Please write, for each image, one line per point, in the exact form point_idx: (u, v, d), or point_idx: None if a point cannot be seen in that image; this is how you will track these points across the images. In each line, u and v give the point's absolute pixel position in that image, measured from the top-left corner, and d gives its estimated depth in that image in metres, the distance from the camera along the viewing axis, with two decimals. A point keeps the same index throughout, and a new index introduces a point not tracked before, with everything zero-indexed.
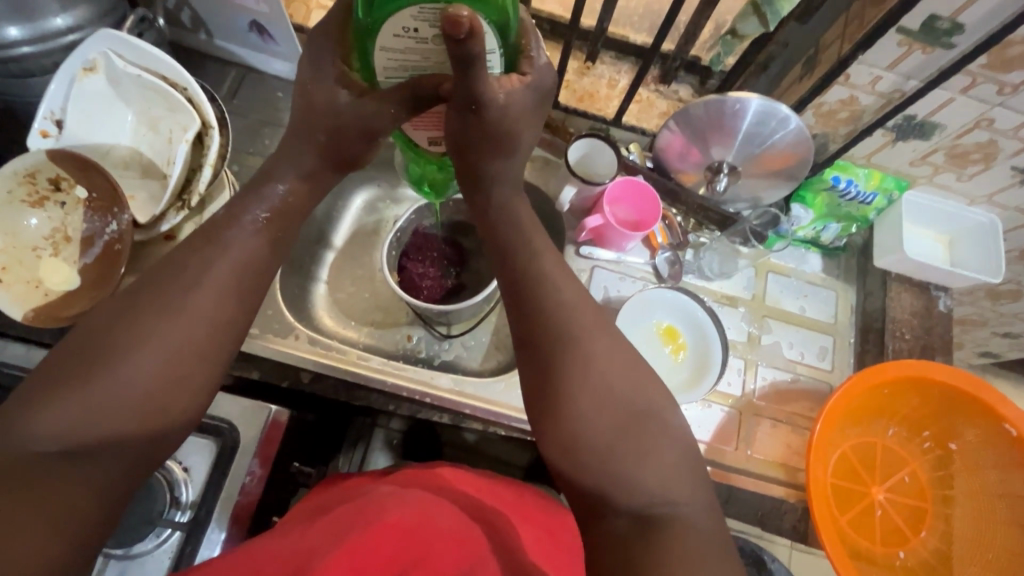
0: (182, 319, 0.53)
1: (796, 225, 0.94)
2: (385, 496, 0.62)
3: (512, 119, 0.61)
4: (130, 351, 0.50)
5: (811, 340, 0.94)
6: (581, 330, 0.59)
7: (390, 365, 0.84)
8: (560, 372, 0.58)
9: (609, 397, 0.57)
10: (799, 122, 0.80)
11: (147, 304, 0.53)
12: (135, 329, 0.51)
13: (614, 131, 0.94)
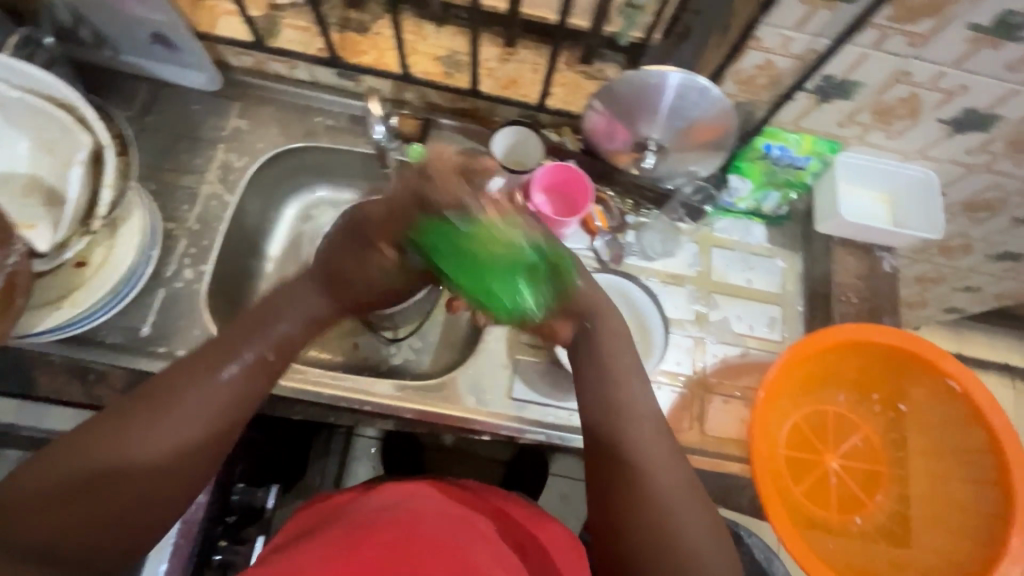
0: (193, 414, 0.55)
1: (735, 198, 0.93)
2: (367, 513, 0.58)
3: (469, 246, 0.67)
4: (132, 448, 0.53)
5: (760, 312, 0.93)
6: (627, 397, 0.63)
7: (327, 376, 0.81)
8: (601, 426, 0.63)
9: (644, 460, 0.59)
10: (717, 93, 0.77)
11: (162, 398, 0.55)
12: (141, 425, 0.53)
13: (541, 117, 0.92)
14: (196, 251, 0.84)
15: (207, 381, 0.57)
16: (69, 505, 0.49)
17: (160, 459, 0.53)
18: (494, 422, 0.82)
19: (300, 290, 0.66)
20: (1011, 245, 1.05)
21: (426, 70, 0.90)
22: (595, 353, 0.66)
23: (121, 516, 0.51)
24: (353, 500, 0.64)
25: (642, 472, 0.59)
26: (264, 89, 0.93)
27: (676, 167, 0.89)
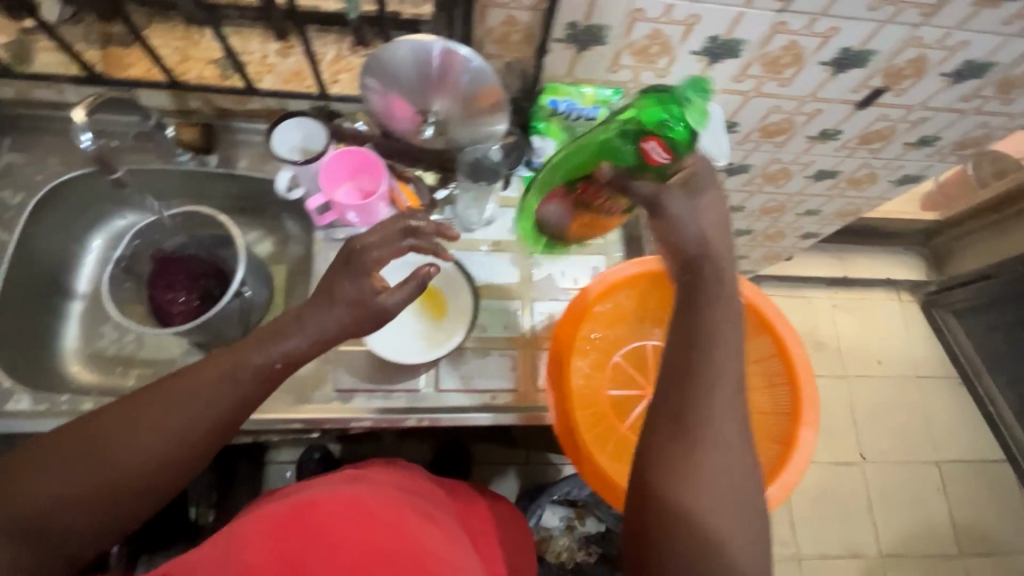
0: (186, 410, 0.58)
1: (544, 157, 0.94)
2: (320, 491, 0.60)
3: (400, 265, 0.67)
4: (148, 435, 0.57)
5: (584, 264, 0.95)
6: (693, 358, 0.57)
7: None
8: (667, 387, 0.58)
9: (695, 428, 0.54)
10: (475, 59, 0.76)
11: (163, 396, 0.58)
12: (143, 417, 0.57)
13: (334, 106, 0.91)
14: None
15: (216, 387, 0.59)
16: (72, 482, 0.54)
17: (158, 450, 0.57)
18: (320, 418, 0.81)
19: (314, 310, 0.63)
20: (820, 162, 1.13)
21: (201, 74, 0.87)
22: (701, 288, 0.63)
23: (113, 498, 0.56)
24: (307, 486, 0.66)
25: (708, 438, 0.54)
26: (37, 120, 0.89)
27: (468, 135, 0.89)
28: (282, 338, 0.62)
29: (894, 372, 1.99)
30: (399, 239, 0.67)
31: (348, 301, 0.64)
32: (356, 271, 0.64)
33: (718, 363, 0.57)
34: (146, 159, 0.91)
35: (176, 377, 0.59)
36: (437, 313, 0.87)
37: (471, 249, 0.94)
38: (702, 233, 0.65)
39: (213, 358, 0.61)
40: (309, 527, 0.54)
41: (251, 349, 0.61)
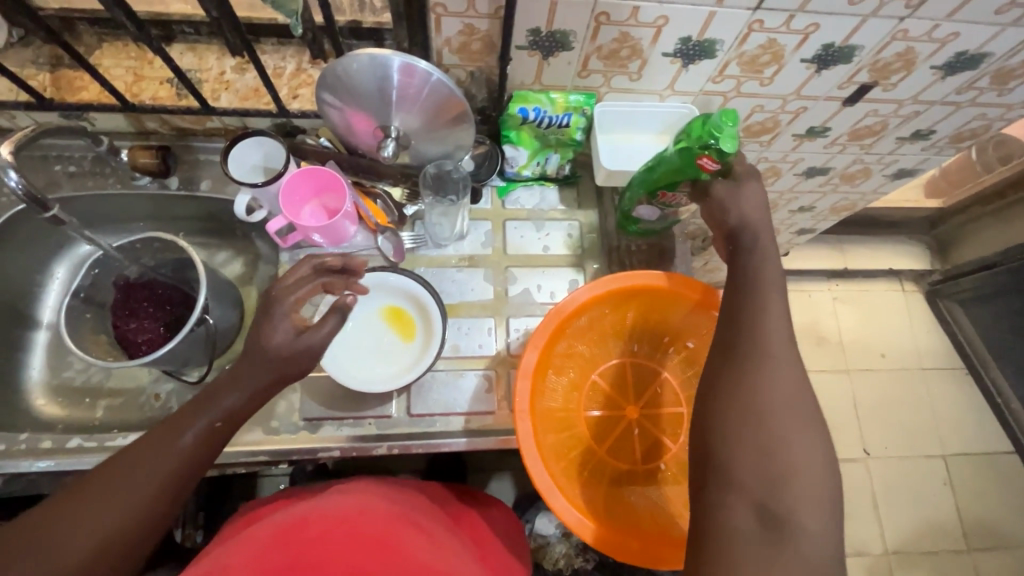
0: (143, 477, 0.54)
1: (517, 166, 0.92)
2: (309, 509, 0.62)
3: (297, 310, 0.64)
4: (105, 503, 0.52)
5: (561, 277, 0.91)
6: (758, 350, 0.56)
7: (91, 441, 0.75)
8: (727, 386, 0.55)
9: (773, 420, 0.52)
10: (434, 71, 0.71)
11: (121, 465, 0.55)
12: (100, 487, 0.53)
13: (295, 122, 0.88)
14: None
15: (154, 463, 0.55)
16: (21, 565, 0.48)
17: (116, 517, 0.52)
18: (289, 449, 0.78)
19: (244, 365, 0.61)
20: (810, 158, 1.08)
21: (156, 95, 0.84)
22: (744, 268, 0.64)
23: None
24: (309, 499, 0.70)
25: (782, 424, 0.52)
26: None
27: (436, 145, 0.86)
28: (228, 392, 0.60)
29: (897, 364, 1.94)
30: (309, 278, 0.66)
31: (273, 348, 0.61)
32: (281, 314, 0.63)
33: (770, 359, 0.56)
34: (104, 184, 0.88)
35: (131, 448, 0.56)
36: (409, 334, 0.83)
37: (443, 266, 0.90)
38: (742, 216, 0.67)
39: (169, 420, 0.58)
40: (299, 539, 0.57)
41: (187, 417, 0.58)
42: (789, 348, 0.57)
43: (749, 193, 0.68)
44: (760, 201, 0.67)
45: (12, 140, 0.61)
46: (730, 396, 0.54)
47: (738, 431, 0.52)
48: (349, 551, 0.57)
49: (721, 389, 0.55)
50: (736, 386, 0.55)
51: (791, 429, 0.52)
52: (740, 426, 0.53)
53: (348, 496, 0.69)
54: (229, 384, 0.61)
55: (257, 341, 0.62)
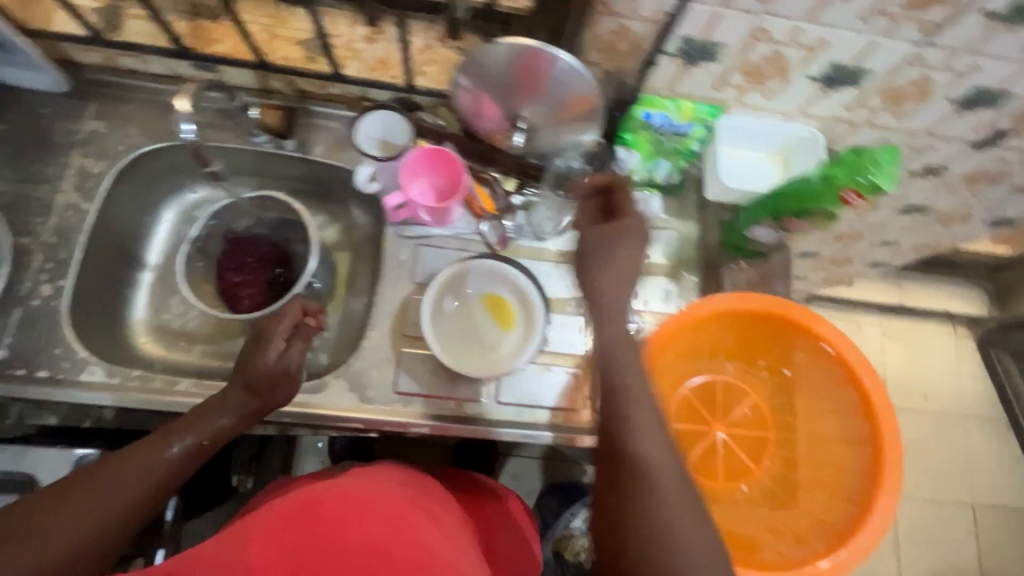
0: (126, 486, 0.56)
1: (626, 168, 0.89)
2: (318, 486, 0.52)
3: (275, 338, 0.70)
4: (83, 512, 0.53)
5: (656, 285, 0.89)
6: (672, 481, 0.52)
7: (197, 387, 0.77)
8: (625, 522, 0.50)
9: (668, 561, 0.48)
10: (575, 61, 0.70)
11: (89, 480, 0.55)
12: (74, 496, 0.53)
13: (417, 98, 0.88)
14: (53, 266, 0.80)
15: (138, 480, 0.57)
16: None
17: (90, 525, 0.52)
18: (381, 419, 0.80)
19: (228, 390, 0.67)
20: (913, 195, 1.06)
21: (287, 56, 0.84)
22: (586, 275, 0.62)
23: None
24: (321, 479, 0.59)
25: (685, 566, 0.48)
26: (121, 87, 0.88)
27: (557, 142, 0.85)
28: (215, 412, 0.65)
29: (938, 408, 1.91)
30: (293, 317, 0.72)
31: (247, 372, 0.67)
32: (270, 351, 0.68)
33: (690, 497, 0.52)
34: (224, 137, 0.89)
35: (103, 464, 0.56)
36: (506, 324, 0.83)
37: (541, 260, 0.90)
38: (599, 281, 0.62)
39: (146, 440, 0.60)
40: (310, 520, 0.47)
41: (172, 434, 0.62)
42: (657, 431, 0.54)
43: (621, 229, 0.63)
44: (627, 282, 0.61)
45: (182, 92, 0.76)
46: (638, 530, 0.50)
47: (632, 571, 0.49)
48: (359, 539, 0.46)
49: (624, 521, 0.51)
50: (653, 523, 0.50)
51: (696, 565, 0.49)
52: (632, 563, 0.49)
53: (364, 476, 0.56)
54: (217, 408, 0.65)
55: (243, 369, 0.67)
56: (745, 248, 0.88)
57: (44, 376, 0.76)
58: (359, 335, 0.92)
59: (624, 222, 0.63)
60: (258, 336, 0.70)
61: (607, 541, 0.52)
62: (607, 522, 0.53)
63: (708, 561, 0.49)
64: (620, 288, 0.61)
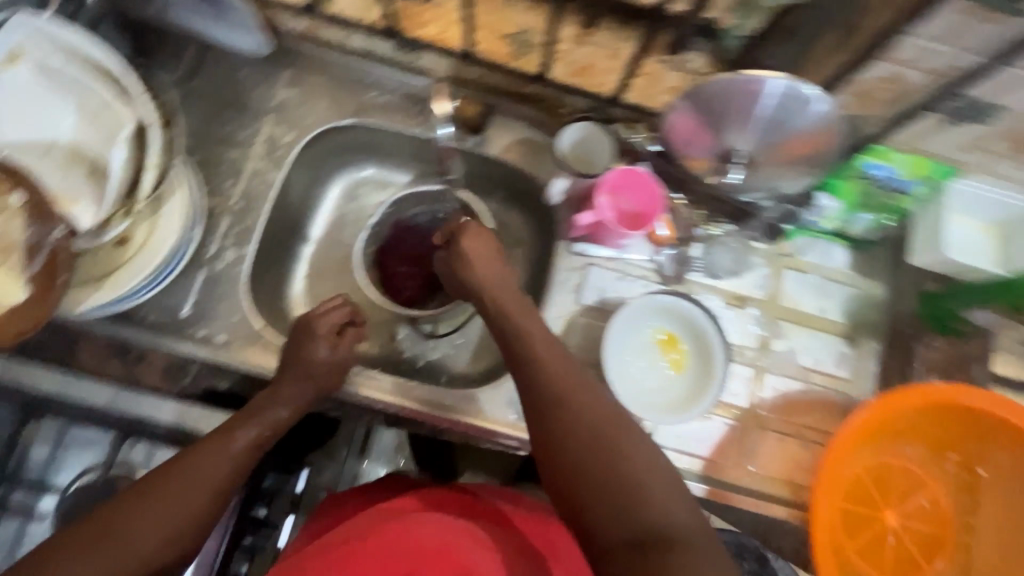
0: (209, 468, 0.58)
1: (820, 216, 0.82)
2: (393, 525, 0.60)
3: (319, 324, 0.71)
4: (159, 514, 0.55)
5: (829, 345, 0.85)
6: (598, 421, 0.55)
7: (362, 375, 0.77)
8: (582, 464, 0.53)
9: (649, 496, 0.51)
10: (827, 99, 0.66)
11: (155, 480, 0.56)
12: (141, 506, 0.54)
13: (613, 111, 0.84)
14: (238, 232, 0.81)
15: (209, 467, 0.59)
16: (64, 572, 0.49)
17: (166, 526, 0.55)
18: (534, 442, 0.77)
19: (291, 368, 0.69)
20: None
21: (491, 50, 0.81)
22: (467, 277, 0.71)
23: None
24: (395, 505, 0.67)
25: (665, 503, 0.51)
26: (317, 58, 0.87)
27: (765, 183, 0.78)
28: (277, 398, 0.66)
29: None
30: (336, 304, 0.73)
31: (304, 358, 0.68)
32: (319, 332, 0.70)
33: (621, 443, 0.54)
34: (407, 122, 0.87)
35: (169, 463, 0.58)
36: (675, 366, 0.78)
37: (713, 298, 0.85)
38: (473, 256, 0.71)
39: (210, 437, 0.61)
40: (353, 561, 0.55)
41: (244, 420, 0.64)
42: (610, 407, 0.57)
43: (470, 237, 0.72)
44: (483, 248, 0.72)
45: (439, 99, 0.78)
46: (584, 481, 0.53)
47: (618, 515, 0.51)
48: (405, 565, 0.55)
49: (568, 479, 0.54)
50: (616, 466, 0.53)
51: (672, 507, 0.51)
52: (614, 505, 0.51)
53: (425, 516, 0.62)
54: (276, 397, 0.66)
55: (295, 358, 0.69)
56: (950, 326, 0.81)
57: (222, 339, 0.77)
58: None
59: (461, 243, 0.72)
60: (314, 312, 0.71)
61: (563, 503, 0.54)
62: (567, 476, 0.54)
63: (670, 496, 0.52)
64: (488, 261, 0.71)
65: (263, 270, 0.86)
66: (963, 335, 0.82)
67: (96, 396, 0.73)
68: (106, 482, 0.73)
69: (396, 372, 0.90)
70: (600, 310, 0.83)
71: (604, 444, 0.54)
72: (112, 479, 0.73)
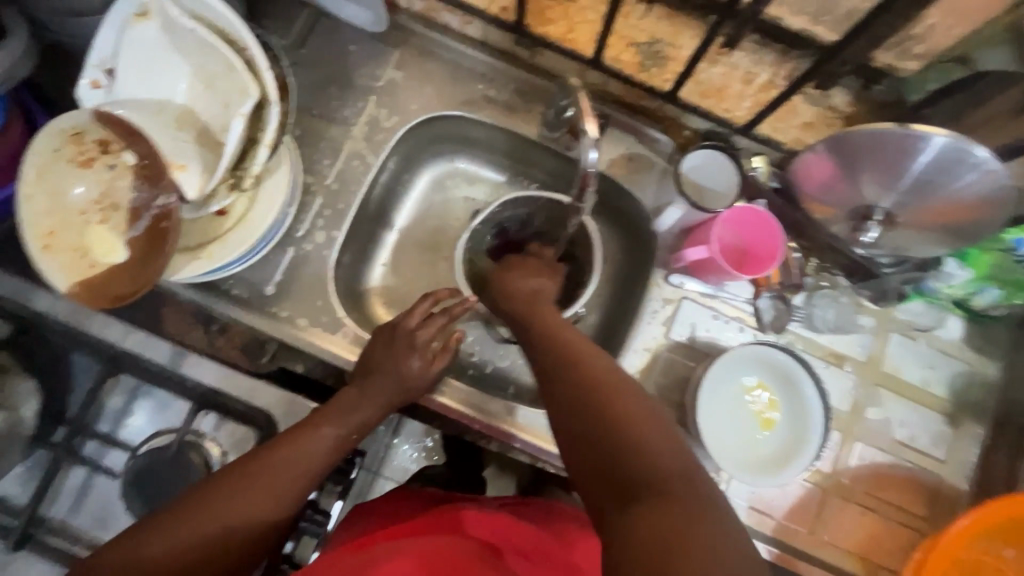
0: (290, 464, 0.63)
1: (945, 283, 0.77)
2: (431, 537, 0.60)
3: (416, 329, 0.75)
4: (254, 495, 0.59)
5: (928, 421, 0.79)
6: (595, 372, 0.54)
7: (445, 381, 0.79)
8: (575, 405, 0.52)
9: (638, 439, 0.48)
10: (997, 163, 0.58)
11: (256, 469, 0.61)
12: (242, 488, 0.60)
13: (736, 139, 0.77)
14: (330, 214, 0.78)
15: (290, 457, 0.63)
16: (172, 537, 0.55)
17: (263, 509, 0.60)
18: None
19: (370, 368, 0.73)
20: None
21: (618, 56, 0.76)
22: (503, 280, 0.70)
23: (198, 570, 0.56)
24: (444, 515, 0.67)
25: (658, 451, 0.47)
26: (430, 41, 0.83)
27: (899, 240, 0.72)
28: (358, 396, 0.71)
29: None
30: (433, 314, 0.76)
31: (401, 368, 0.72)
32: (416, 346, 0.74)
33: (622, 386, 0.52)
34: (514, 120, 0.83)
35: (265, 451, 0.63)
36: (764, 423, 0.74)
37: (810, 353, 0.79)
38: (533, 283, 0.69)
39: (302, 430, 0.66)
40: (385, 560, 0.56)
41: (320, 419, 0.68)
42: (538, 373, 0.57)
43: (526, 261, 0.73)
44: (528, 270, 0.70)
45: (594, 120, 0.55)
46: (576, 424, 0.51)
47: (603, 455, 0.49)
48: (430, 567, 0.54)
49: (563, 424, 0.52)
50: (597, 408, 0.51)
51: (657, 452, 0.47)
52: (599, 442, 0.49)
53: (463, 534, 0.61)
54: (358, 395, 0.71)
55: (388, 356, 0.73)
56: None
57: (302, 322, 0.76)
58: None
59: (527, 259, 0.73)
60: (419, 324, 0.75)
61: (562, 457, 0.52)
62: (566, 425, 0.52)
63: (668, 442, 0.48)
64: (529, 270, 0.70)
65: (346, 253, 0.84)
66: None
67: (178, 364, 0.71)
68: (178, 451, 0.71)
69: (463, 377, 0.87)
70: (689, 347, 0.78)
71: (572, 398, 0.52)
72: (185, 449, 0.72)
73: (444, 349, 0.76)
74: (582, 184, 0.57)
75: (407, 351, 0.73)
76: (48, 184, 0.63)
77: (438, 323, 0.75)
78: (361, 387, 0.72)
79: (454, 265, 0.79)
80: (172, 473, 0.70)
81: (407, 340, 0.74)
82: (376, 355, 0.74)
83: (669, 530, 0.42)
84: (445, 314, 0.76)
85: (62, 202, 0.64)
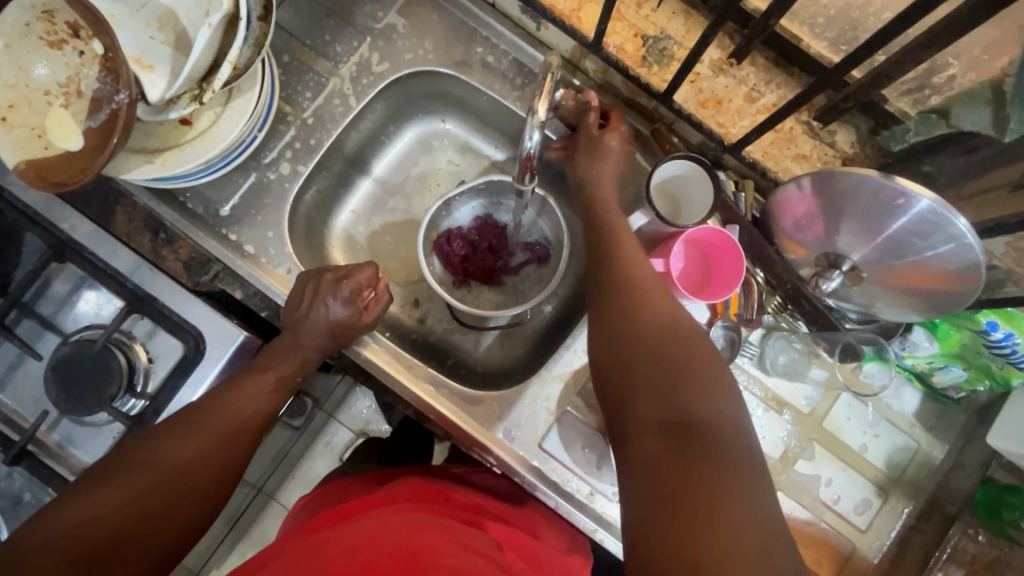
0: (247, 399, 0.65)
1: (908, 352, 0.72)
2: (388, 516, 0.59)
3: (349, 272, 0.74)
4: (202, 435, 0.61)
5: (857, 488, 0.76)
6: (665, 322, 0.56)
7: (374, 337, 0.77)
8: (644, 345, 0.54)
9: (689, 386, 0.50)
10: (973, 238, 0.54)
11: (205, 412, 0.62)
12: (191, 431, 0.60)
13: (728, 159, 0.73)
14: (301, 147, 0.78)
15: (250, 403, 0.65)
16: (112, 491, 0.55)
17: (211, 461, 0.61)
18: (513, 465, 0.73)
19: (316, 293, 0.72)
20: None
21: (622, 45, 0.72)
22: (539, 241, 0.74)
23: (143, 535, 0.55)
24: (405, 494, 0.66)
25: (728, 468, 0.46)
26: None
27: (864, 299, 0.69)
28: (301, 328, 0.71)
29: None
30: (360, 267, 0.75)
31: (327, 317, 0.71)
32: (341, 293, 0.71)
33: (711, 391, 0.51)
34: (508, 92, 0.80)
35: (208, 398, 0.63)
36: None
37: (750, 392, 0.76)
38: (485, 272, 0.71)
39: (242, 380, 0.66)
40: (342, 543, 0.54)
41: (277, 357, 0.69)
42: (605, 287, 0.61)
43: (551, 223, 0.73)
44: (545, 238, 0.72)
45: (547, 98, 0.58)
46: (638, 412, 0.51)
47: (668, 391, 0.51)
48: (383, 551, 0.52)
49: (618, 383, 0.54)
50: (666, 412, 0.50)
51: (713, 407, 0.50)
52: (665, 373, 0.52)
53: (410, 513, 0.60)
54: (301, 327, 0.71)
55: (316, 298, 0.71)
56: (1000, 526, 0.72)
57: (250, 250, 0.76)
58: (526, 352, 0.86)
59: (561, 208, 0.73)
60: (345, 274, 0.72)
61: (613, 372, 0.55)
62: (628, 347, 0.55)
63: (720, 403, 0.50)
64: None
65: (317, 193, 0.84)
66: (1012, 542, 0.72)
67: (105, 257, 0.70)
68: (104, 348, 0.67)
69: (405, 340, 0.87)
70: None
71: (648, 340, 0.54)
72: (111, 347, 0.67)
73: (376, 301, 0.74)
74: (523, 164, 0.62)
75: (335, 300, 0.71)
76: (14, 57, 0.63)
77: (363, 280, 0.74)
78: (293, 319, 0.71)
79: (418, 234, 0.76)
80: (93, 373, 0.66)
81: (340, 286, 0.72)
82: (303, 293, 0.72)
83: (687, 481, 0.45)
84: (373, 270, 0.75)
85: (26, 78, 0.63)
